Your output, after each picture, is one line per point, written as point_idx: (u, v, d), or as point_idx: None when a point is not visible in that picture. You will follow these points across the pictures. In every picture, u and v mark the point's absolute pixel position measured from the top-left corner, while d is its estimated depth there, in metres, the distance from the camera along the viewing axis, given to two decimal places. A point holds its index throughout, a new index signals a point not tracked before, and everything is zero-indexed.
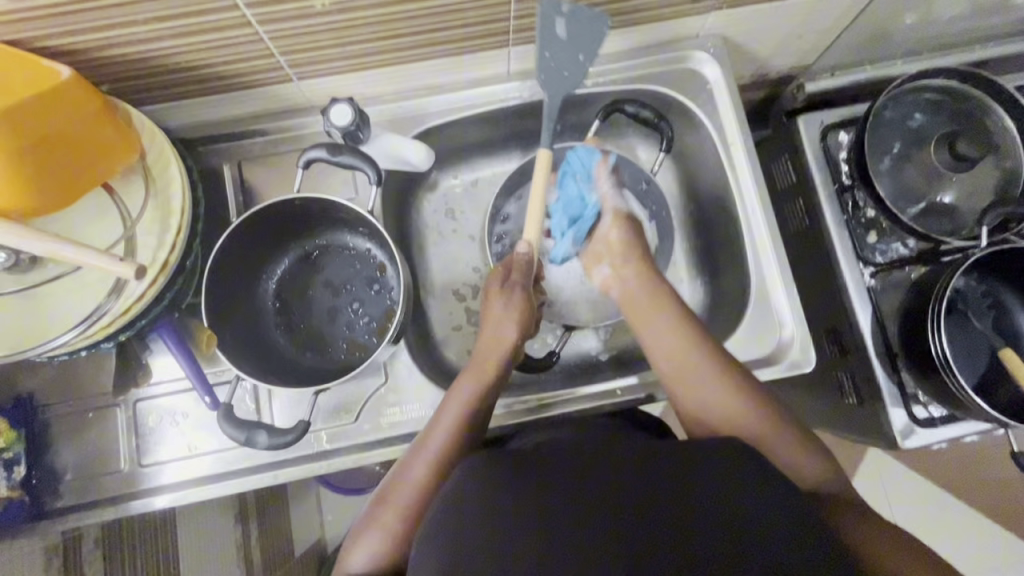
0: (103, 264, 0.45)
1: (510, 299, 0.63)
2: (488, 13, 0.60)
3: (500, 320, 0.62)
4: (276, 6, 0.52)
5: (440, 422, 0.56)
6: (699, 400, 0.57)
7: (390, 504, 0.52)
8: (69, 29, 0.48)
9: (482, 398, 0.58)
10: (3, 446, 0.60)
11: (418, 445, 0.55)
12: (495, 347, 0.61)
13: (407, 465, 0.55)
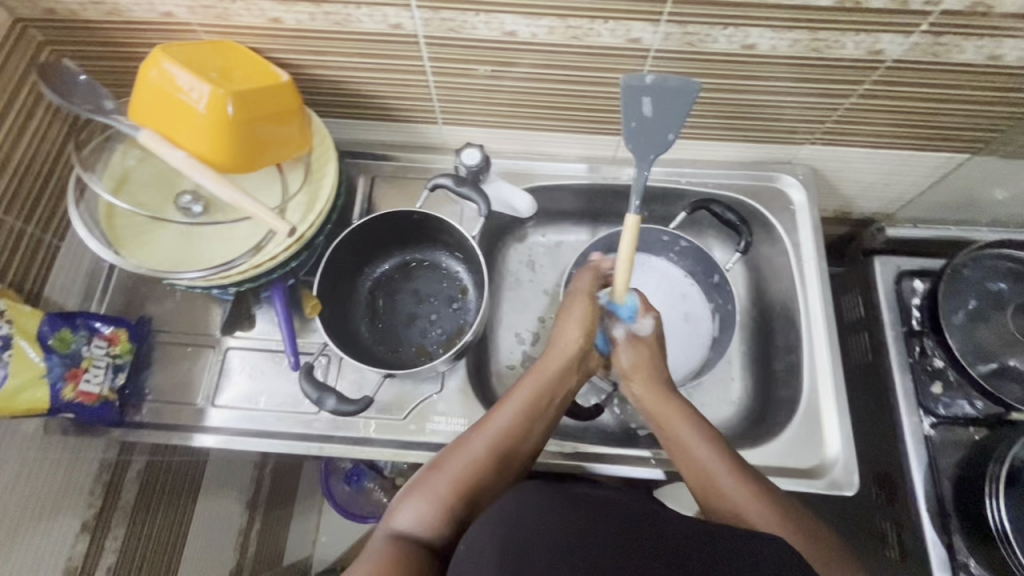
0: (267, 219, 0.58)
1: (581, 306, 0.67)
2: (612, 104, 0.71)
3: (579, 325, 0.66)
4: (452, 63, 0.65)
5: (502, 407, 0.60)
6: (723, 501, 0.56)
7: (442, 473, 0.55)
8: (296, 49, 0.63)
9: (549, 400, 0.61)
10: (118, 353, 0.68)
11: (478, 426, 0.59)
12: (563, 345, 0.65)
13: (463, 441, 0.58)
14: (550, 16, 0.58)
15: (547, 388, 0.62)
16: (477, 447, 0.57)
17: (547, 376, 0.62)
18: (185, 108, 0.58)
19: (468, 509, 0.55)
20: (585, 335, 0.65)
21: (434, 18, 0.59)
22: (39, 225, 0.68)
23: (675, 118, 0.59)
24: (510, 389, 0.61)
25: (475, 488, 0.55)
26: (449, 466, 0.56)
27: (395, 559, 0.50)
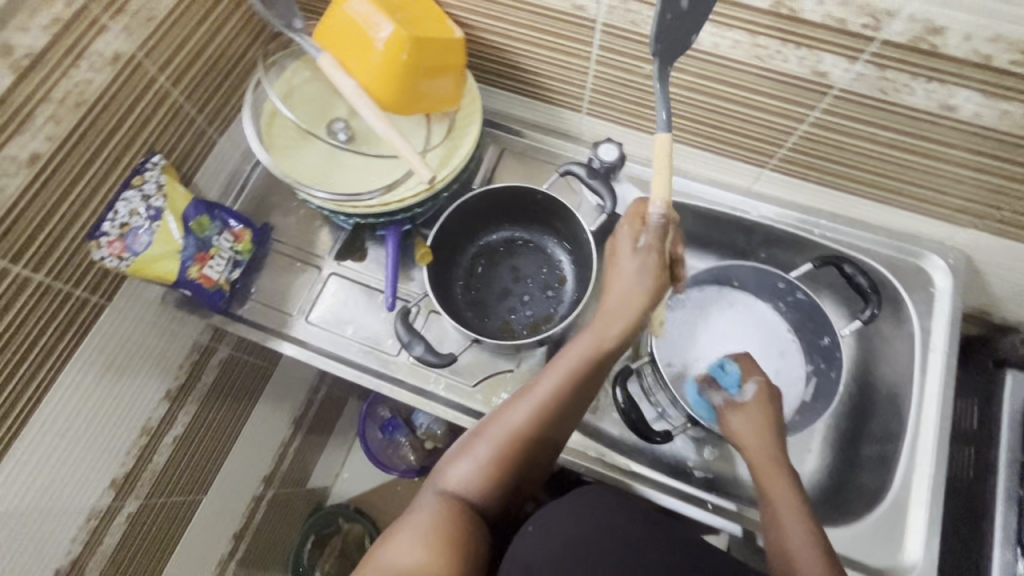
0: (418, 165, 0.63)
1: (647, 263, 0.57)
2: (768, 135, 0.68)
3: (635, 287, 0.57)
4: (619, 56, 0.64)
5: (546, 378, 0.57)
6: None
7: (486, 438, 0.55)
8: (473, 9, 0.65)
9: (598, 371, 0.57)
10: (241, 250, 0.74)
11: (524, 394, 0.57)
12: (618, 307, 0.57)
13: (508, 408, 0.56)
14: (740, 30, 0.56)
15: (595, 356, 0.57)
16: (520, 414, 0.55)
17: (597, 344, 0.57)
18: (366, 40, 0.60)
19: (512, 476, 0.55)
20: (644, 302, 0.56)
21: (620, 8, 0.58)
22: (207, 119, 0.74)
23: (700, 20, 0.52)
24: (556, 358, 0.58)
25: (518, 457, 0.54)
26: (493, 434, 0.55)
27: (448, 523, 0.50)
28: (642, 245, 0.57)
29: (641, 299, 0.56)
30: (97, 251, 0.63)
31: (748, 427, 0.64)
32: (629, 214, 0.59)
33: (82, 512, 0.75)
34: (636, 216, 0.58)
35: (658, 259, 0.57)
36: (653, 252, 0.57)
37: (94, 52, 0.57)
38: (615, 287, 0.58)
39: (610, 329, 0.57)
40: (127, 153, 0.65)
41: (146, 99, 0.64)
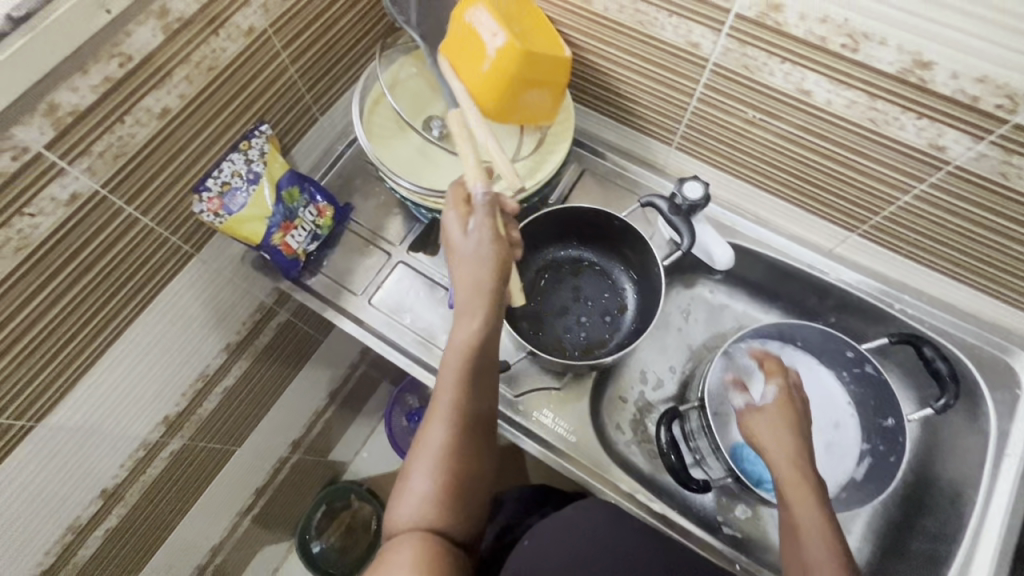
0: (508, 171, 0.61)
1: (483, 238, 0.57)
2: (864, 200, 0.66)
3: (474, 270, 0.57)
4: (723, 97, 0.64)
5: (441, 394, 0.58)
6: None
7: (419, 468, 0.57)
8: (586, 31, 0.66)
9: (485, 361, 0.59)
10: (322, 225, 0.78)
11: (432, 416, 0.58)
12: (476, 293, 0.57)
13: (424, 433, 0.58)
14: (859, 91, 0.54)
15: (475, 354, 0.58)
16: (437, 437, 0.57)
17: (471, 344, 0.58)
18: (478, 46, 0.62)
19: (461, 492, 0.57)
20: (495, 274, 0.56)
21: (736, 51, 0.58)
22: (313, 97, 0.78)
23: None
24: (440, 372, 0.59)
25: (457, 473, 0.57)
26: (423, 463, 0.57)
27: (430, 552, 0.53)
28: (472, 226, 0.57)
29: (487, 283, 0.56)
30: (197, 204, 0.67)
31: (773, 440, 0.59)
32: (452, 199, 0.59)
33: (135, 440, 0.80)
34: (461, 200, 0.58)
35: (491, 233, 0.57)
36: (485, 228, 0.56)
37: (234, 24, 0.61)
38: (458, 277, 0.58)
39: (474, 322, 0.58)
40: (240, 119, 0.69)
41: (266, 72, 0.68)
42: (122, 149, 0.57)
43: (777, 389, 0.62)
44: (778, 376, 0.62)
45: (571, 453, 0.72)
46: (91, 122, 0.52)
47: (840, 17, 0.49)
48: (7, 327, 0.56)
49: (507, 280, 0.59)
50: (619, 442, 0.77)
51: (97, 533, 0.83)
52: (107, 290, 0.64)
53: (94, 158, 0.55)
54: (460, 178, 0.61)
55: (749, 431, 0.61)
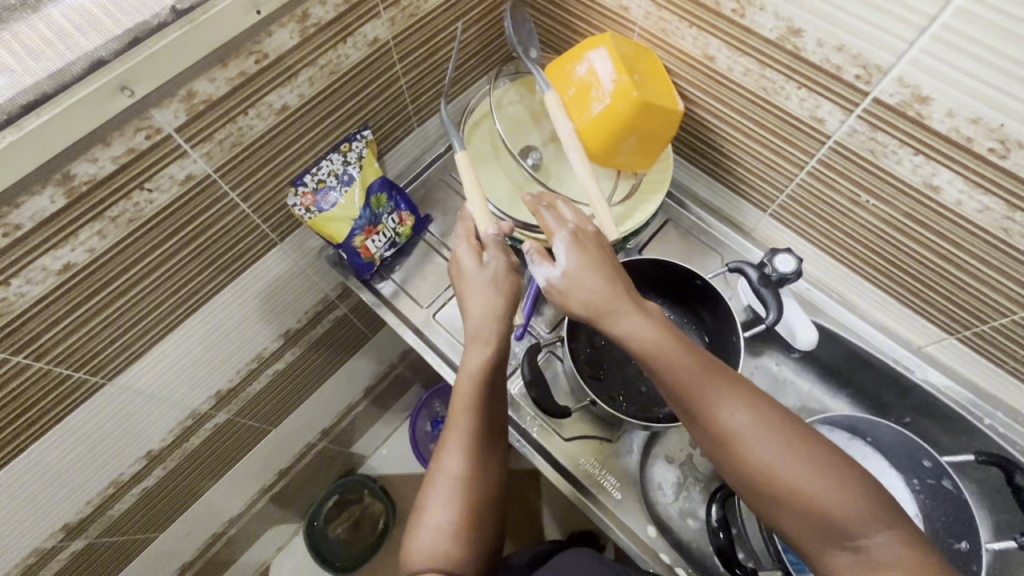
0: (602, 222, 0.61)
1: (498, 267, 0.59)
2: (972, 306, 0.61)
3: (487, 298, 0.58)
4: (837, 175, 0.61)
5: (456, 419, 0.58)
6: (831, 527, 0.44)
7: (437, 500, 0.55)
8: (703, 86, 0.65)
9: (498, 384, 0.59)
10: (402, 234, 0.79)
11: (445, 442, 0.58)
12: (490, 316, 0.58)
13: (440, 465, 0.56)
14: (997, 198, 0.50)
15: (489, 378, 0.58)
16: (455, 464, 0.56)
17: (485, 368, 0.57)
18: (593, 88, 0.62)
19: (480, 522, 0.55)
20: (508, 302, 0.58)
21: (864, 133, 0.55)
22: (415, 109, 0.80)
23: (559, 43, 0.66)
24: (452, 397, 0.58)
25: (476, 502, 0.55)
26: (439, 495, 0.55)
27: None
28: (488, 258, 0.59)
29: (500, 312, 0.58)
30: (292, 197, 0.69)
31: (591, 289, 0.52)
32: (463, 234, 0.61)
33: (186, 408, 0.82)
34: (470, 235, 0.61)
35: (506, 262, 0.59)
36: (500, 260, 0.59)
37: (362, 33, 0.62)
38: (469, 304, 0.58)
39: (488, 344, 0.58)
40: (346, 122, 0.71)
41: (379, 80, 0.70)
42: (239, 139, 0.59)
43: (568, 241, 0.54)
44: (566, 224, 0.56)
45: (612, 508, 0.70)
46: (220, 111, 0.55)
47: (994, 121, 0.46)
48: (106, 288, 0.58)
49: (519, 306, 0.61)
50: (661, 505, 0.74)
51: (132, 491, 0.85)
52: (196, 268, 0.66)
53: (213, 145, 0.57)
54: (462, 215, 0.63)
55: (567, 304, 0.54)
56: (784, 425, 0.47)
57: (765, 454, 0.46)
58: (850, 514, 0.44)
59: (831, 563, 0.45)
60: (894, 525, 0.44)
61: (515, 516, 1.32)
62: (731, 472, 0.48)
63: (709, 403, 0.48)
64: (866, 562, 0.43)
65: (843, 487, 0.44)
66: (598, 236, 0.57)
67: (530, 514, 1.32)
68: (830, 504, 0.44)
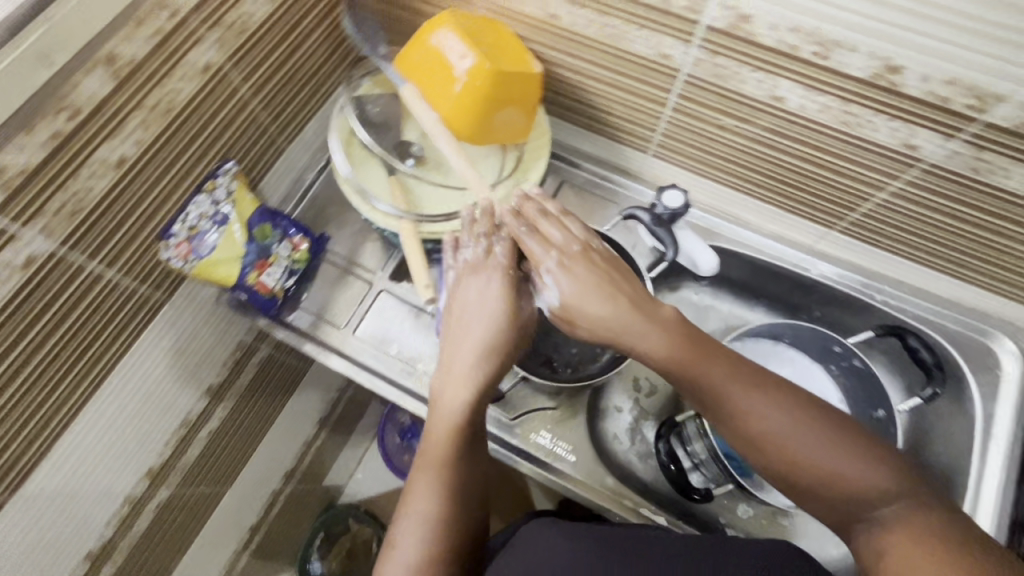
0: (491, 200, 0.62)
1: (489, 289, 0.59)
2: (840, 198, 0.66)
3: (482, 327, 0.58)
4: (699, 106, 0.63)
5: (427, 460, 0.57)
6: (850, 505, 0.47)
7: (400, 540, 0.54)
8: (554, 45, 0.65)
9: (473, 425, 0.58)
10: (298, 261, 0.74)
11: (416, 483, 0.57)
12: (480, 347, 0.58)
13: (406, 504, 0.56)
14: (831, 96, 0.54)
15: (464, 424, 0.58)
16: (426, 508, 0.55)
17: (463, 413, 0.58)
18: (447, 72, 0.61)
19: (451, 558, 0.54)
20: (503, 334, 0.58)
21: (707, 61, 0.57)
22: (279, 129, 0.76)
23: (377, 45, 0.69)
24: (425, 440, 0.58)
25: (448, 542, 0.54)
26: (405, 534, 0.54)
27: None
28: (485, 279, 0.60)
29: (500, 341, 0.58)
30: (165, 250, 0.64)
31: (589, 305, 0.53)
32: (455, 258, 0.62)
33: (118, 497, 0.77)
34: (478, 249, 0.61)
35: (502, 283, 0.59)
36: (490, 284, 0.59)
37: (189, 62, 0.58)
38: (456, 340, 0.60)
39: (472, 382, 0.58)
40: (204, 159, 0.67)
41: (227, 108, 0.66)
42: (78, 205, 0.54)
43: (556, 272, 0.55)
44: (552, 252, 0.56)
45: (570, 471, 0.72)
46: (44, 178, 0.51)
47: (810, 25, 0.49)
48: None
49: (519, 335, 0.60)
50: (622, 453, 0.74)
51: None
52: (76, 349, 0.61)
53: (49, 217, 0.52)
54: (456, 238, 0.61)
55: (576, 328, 0.55)
56: (780, 393, 0.50)
57: (770, 425, 0.49)
58: (868, 493, 0.46)
59: (837, 517, 0.48)
60: (911, 496, 0.46)
61: (500, 500, 1.33)
62: (738, 442, 0.51)
63: (713, 382, 0.51)
64: (880, 533, 0.45)
65: (862, 463, 0.46)
66: (595, 252, 0.56)
67: (515, 494, 1.34)
68: (848, 481, 0.46)
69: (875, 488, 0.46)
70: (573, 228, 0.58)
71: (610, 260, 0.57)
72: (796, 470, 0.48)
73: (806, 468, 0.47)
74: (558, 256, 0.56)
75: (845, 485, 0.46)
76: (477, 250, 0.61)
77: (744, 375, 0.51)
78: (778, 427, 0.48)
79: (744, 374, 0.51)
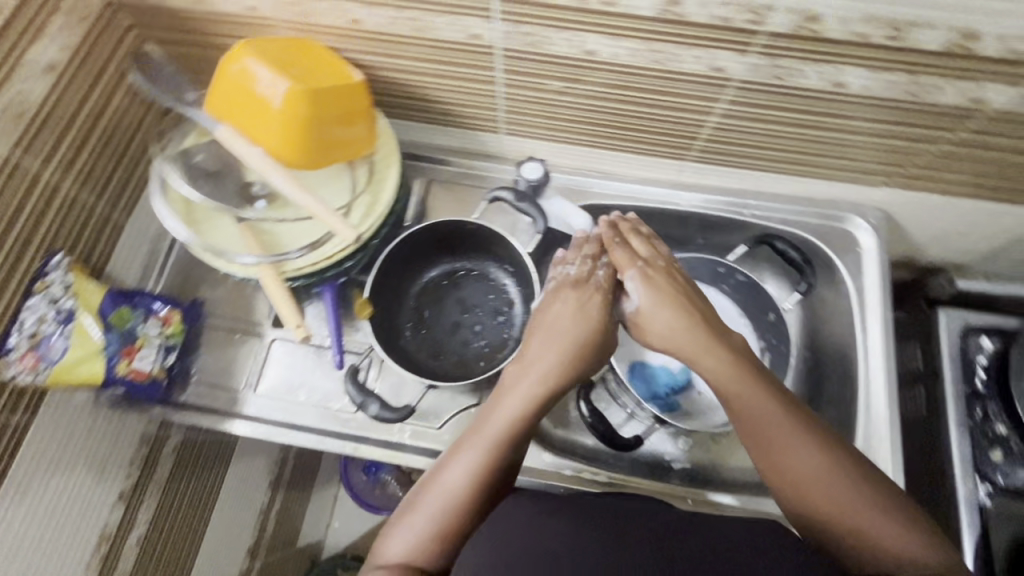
0: (337, 226, 0.63)
1: (581, 302, 0.64)
2: (681, 130, 0.69)
3: (558, 325, 0.63)
4: (525, 77, 0.64)
5: (480, 433, 0.58)
6: (847, 533, 0.51)
7: (424, 501, 0.55)
8: (369, 50, 0.64)
9: (533, 419, 0.59)
10: (170, 334, 0.69)
11: (462, 446, 0.57)
12: (564, 347, 0.62)
13: (443, 466, 0.57)
14: (635, 39, 0.56)
15: (524, 420, 0.58)
16: (460, 484, 0.55)
17: (529, 405, 0.59)
18: (262, 102, 0.58)
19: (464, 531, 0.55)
20: (578, 341, 0.62)
21: (515, 31, 0.58)
22: (110, 203, 0.70)
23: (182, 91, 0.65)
24: (482, 416, 0.59)
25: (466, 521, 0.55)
26: (435, 493, 0.56)
27: None
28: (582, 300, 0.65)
29: (574, 346, 0.62)
30: (7, 370, 0.58)
31: (665, 320, 0.61)
32: (557, 287, 0.66)
33: None
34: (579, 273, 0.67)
35: (598, 303, 0.64)
36: (602, 306, 0.64)
37: None
38: (540, 338, 0.63)
39: (546, 376, 0.60)
40: (25, 257, 0.61)
41: (33, 196, 0.60)
42: None
43: (636, 280, 0.64)
44: (635, 263, 0.64)
45: None
46: None
47: None
48: None
49: (601, 352, 0.65)
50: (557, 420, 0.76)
51: None
52: None
53: None
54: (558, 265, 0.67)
55: (649, 342, 0.64)
56: (847, 468, 0.53)
57: (790, 456, 0.53)
58: (886, 546, 0.50)
59: (825, 545, 0.52)
60: (912, 541, 0.50)
61: None
62: (758, 463, 0.55)
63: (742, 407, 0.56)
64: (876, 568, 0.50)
65: (897, 527, 0.50)
66: (671, 274, 0.64)
67: None
68: (880, 539, 0.50)
69: (898, 548, 0.50)
70: (656, 249, 0.66)
71: (687, 287, 0.64)
72: (805, 495, 0.53)
73: (824, 505, 0.52)
74: (651, 282, 0.63)
75: (849, 518, 0.51)
76: (582, 268, 0.66)
77: (832, 448, 0.54)
78: (804, 456, 0.53)
79: (834, 450, 0.54)
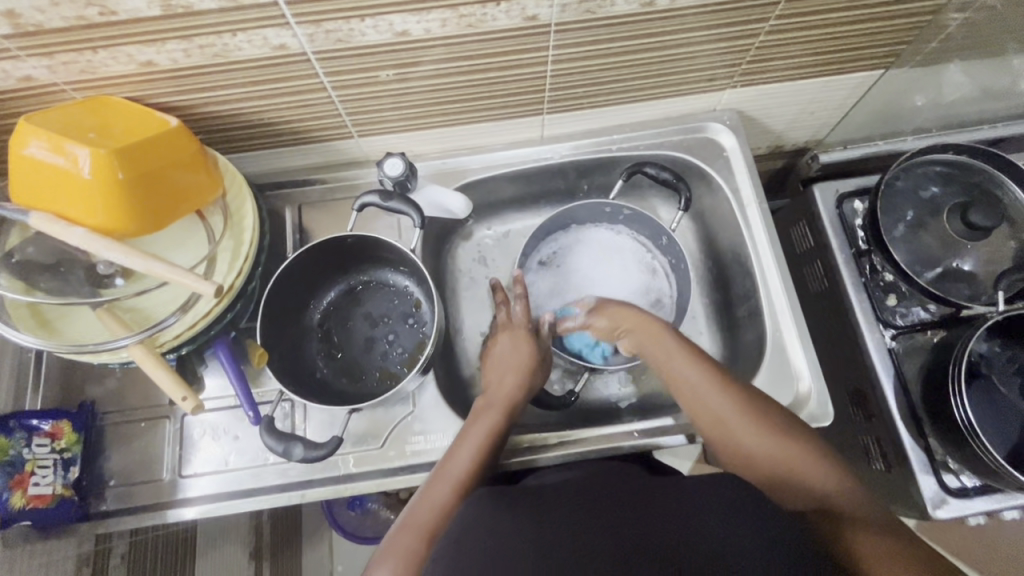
0: (189, 281, 0.54)
1: (517, 338, 0.69)
2: (526, 86, 0.69)
3: (507, 366, 0.67)
4: (351, 75, 0.62)
5: (462, 449, 0.58)
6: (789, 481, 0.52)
7: (411, 530, 0.51)
8: (179, 90, 0.60)
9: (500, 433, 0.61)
10: (64, 447, 0.64)
11: (442, 470, 0.56)
12: (512, 369, 0.66)
13: (427, 490, 0.55)
14: (439, 9, 0.54)
15: (495, 433, 0.61)
16: (445, 493, 0.54)
17: (499, 419, 0.62)
18: (69, 175, 0.54)
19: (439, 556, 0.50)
20: (524, 368, 0.67)
21: (318, 31, 0.55)
22: None
23: None
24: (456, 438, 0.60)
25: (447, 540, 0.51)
26: (417, 518, 0.52)
27: None
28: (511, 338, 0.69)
29: (522, 376, 0.66)
30: None
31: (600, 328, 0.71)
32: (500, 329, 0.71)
33: None
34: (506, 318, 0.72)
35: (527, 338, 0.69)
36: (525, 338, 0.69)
37: None
38: (494, 370, 0.67)
39: (505, 394, 0.64)
40: None
41: None
42: None
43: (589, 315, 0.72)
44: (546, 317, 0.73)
45: None
46: None
47: None
48: None
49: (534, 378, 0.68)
50: None
51: None
52: None
53: None
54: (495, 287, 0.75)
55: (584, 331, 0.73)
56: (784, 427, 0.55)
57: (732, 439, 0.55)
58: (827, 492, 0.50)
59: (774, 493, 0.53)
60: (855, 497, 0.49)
61: None
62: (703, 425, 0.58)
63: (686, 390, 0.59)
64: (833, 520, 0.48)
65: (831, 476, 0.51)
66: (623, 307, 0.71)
67: None
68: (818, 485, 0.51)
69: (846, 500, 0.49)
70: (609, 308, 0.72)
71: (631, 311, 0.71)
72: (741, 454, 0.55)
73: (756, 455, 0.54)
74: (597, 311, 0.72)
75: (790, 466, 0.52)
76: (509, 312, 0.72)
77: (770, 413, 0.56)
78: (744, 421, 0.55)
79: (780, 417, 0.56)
